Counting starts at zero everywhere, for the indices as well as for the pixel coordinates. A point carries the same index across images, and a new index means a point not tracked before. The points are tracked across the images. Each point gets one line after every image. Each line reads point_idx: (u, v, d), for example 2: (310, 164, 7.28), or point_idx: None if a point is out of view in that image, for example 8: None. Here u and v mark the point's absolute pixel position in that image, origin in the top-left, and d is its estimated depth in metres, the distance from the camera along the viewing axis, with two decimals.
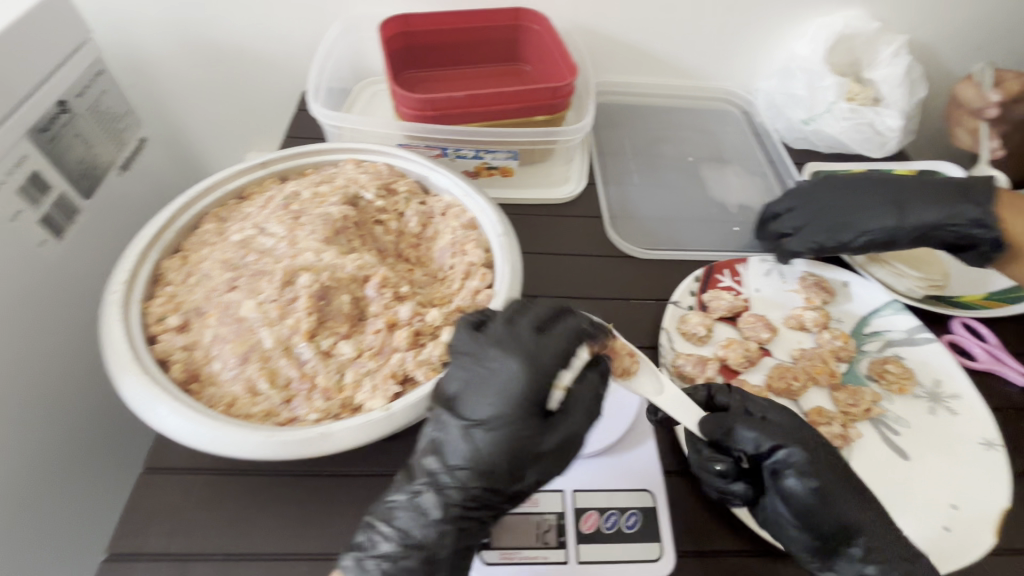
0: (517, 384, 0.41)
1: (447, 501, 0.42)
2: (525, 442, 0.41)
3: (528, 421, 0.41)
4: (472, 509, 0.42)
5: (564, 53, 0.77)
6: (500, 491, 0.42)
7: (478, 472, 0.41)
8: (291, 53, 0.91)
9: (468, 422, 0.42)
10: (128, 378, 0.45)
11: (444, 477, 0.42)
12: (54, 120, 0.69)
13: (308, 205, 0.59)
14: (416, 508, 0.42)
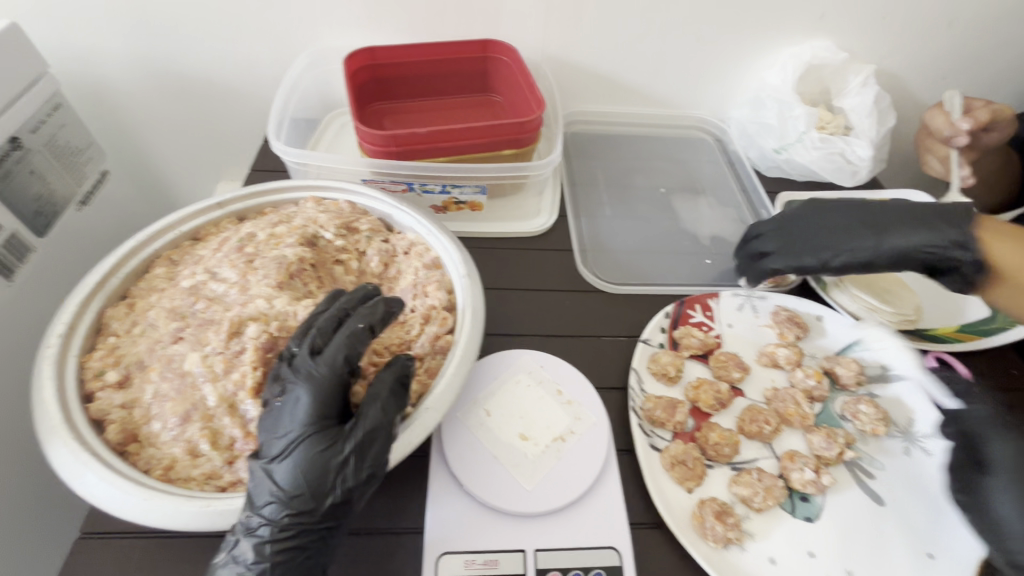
0: (303, 408, 0.43)
1: (263, 543, 0.40)
2: (309, 462, 0.42)
3: (314, 441, 0.42)
4: (288, 548, 0.41)
5: (531, 85, 0.76)
6: (311, 521, 0.41)
7: (284, 503, 0.41)
8: (259, 83, 0.90)
9: (269, 458, 0.42)
10: (57, 444, 0.42)
11: (253, 522, 0.41)
12: (6, 157, 0.67)
13: (264, 248, 0.57)
14: (234, 559, 0.41)
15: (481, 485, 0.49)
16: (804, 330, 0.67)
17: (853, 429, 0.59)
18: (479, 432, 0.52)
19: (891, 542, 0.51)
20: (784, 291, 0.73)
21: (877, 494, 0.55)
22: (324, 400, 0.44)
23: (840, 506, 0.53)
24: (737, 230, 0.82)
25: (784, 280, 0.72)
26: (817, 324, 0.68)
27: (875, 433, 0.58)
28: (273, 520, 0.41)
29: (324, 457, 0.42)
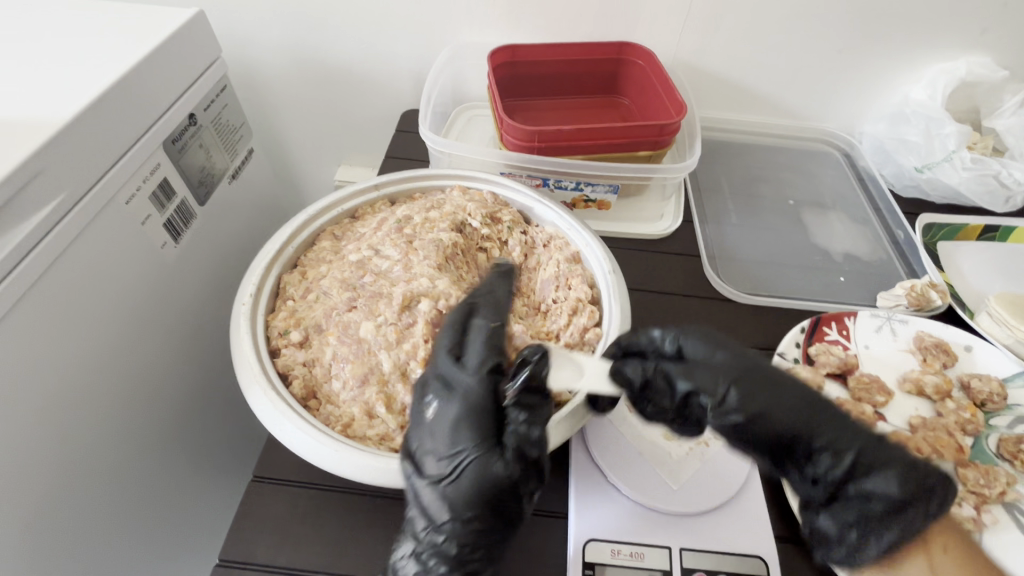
0: (462, 418, 0.42)
1: (446, 553, 0.41)
2: (475, 478, 0.41)
3: (476, 459, 0.41)
4: (472, 557, 0.42)
5: (669, 90, 0.76)
6: (488, 531, 0.42)
7: (461, 520, 0.41)
8: (394, 75, 0.95)
9: (429, 476, 0.42)
10: (257, 392, 0.47)
11: (436, 534, 0.42)
12: (184, 131, 0.74)
13: (420, 230, 0.60)
14: (418, 564, 0.42)
15: (628, 478, 0.50)
16: (952, 359, 0.63)
17: (1012, 469, 0.55)
18: (624, 426, 0.53)
19: None
20: (927, 316, 0.68)
21: None
22: (479, 411, 0.42)
23: (1000, 549, 0.50)
24: (871, 249, 0.79)
25: (928, 303, 0.68)
26: (966, 355, 0.64)
27: None
28: (453, 533, 0.41)
29: (490, 472, 0.41)
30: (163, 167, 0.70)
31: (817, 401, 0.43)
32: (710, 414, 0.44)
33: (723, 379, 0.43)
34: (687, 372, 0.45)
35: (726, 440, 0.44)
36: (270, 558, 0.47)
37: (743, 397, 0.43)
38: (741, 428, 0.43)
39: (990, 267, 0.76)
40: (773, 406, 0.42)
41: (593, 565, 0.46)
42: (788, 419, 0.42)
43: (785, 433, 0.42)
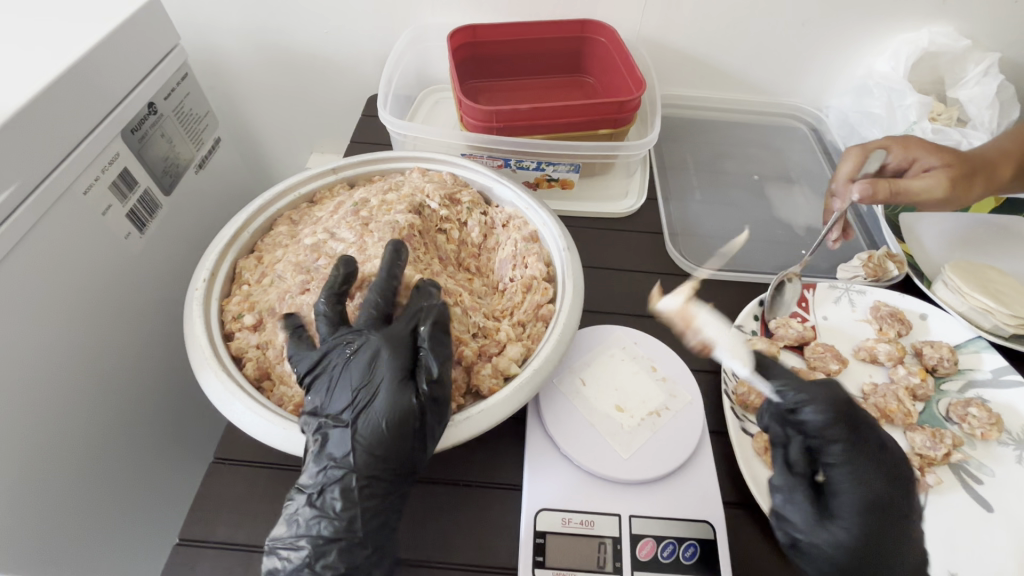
0: (377, 361, 0.46)
1: (348, 490, 0.42)
2: (378, 413, 0.44)
3: (385, 392, 0.45)
4: (369, 495, 0.43)
5: (630, 66, 0.76)
6: (381, 469, 0.43)
7: (359, 457, 0.43)
8: (359, 59, 0.94)
9: (332, 414, 0.45)
10: (208, 375, 0.47)
11: (333, 474, 0.43)
12: (144, 120, 0.73)
13: (377, 212, 0.61)
14: (316, 510, 0.42)
15: (578, 449, 0.51)
16: (906, 327, 0.64)
17: (959, 431, 0.57)
18: (575, 399, 0.54)
19: (1001, 551, 0.49)
20: (885, 286, 0.69)
21: (988, 502, 0.52)
22: (399, 355, 0.46)
23: (942, 507, 0.52)
24: None
25: (886, 274, 0.69)
26: (921, 323, 0.66)
27: (985, 438, 0.55)
28: (352, 471, 0.43)
29: (397, 406, 0.44)
30: (122, 157, 0.69)
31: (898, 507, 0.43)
32: (852, 506, 0.42)
33: (845, 426, 0.44)
34: (873, 464, 0.43)
35: (842, 527, 0.42)
36: (229, 536, 0.48)
37: (885, 511, 0.42)
38: (861, 532, 0.42)
39: (951, 237, 0.76)
40: (894, 538, 0.42)
41: (544, 532, 0.47)
42: (862, 484, 0.43)
43: (892, 567, 0.42)
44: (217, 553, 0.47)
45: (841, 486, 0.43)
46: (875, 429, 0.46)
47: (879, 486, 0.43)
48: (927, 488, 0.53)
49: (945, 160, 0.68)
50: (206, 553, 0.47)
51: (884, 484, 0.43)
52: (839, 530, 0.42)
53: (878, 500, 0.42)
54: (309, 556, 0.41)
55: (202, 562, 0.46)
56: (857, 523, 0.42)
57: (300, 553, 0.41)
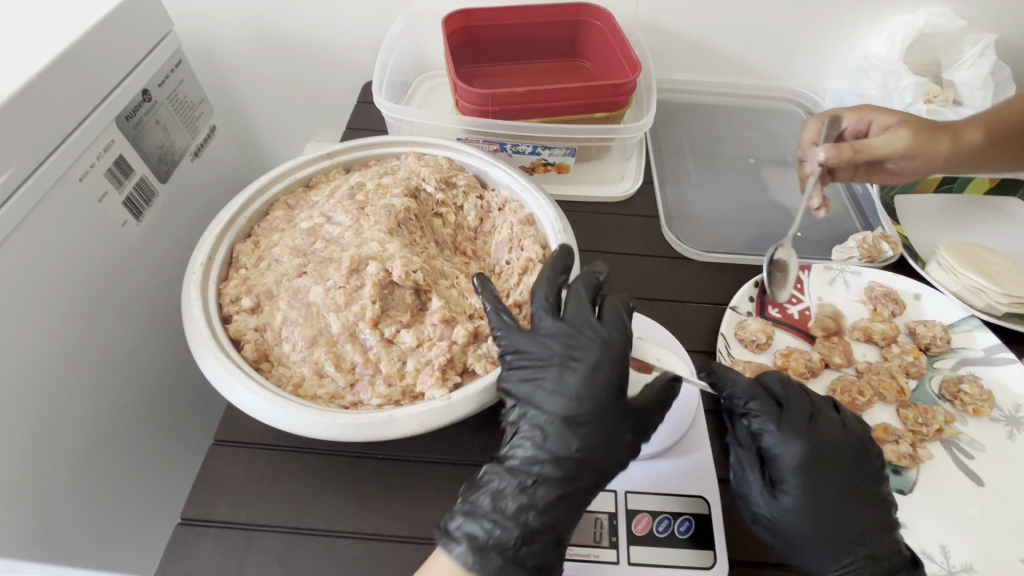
0: (601, 371, 0.47)
1: (526, 495, 0.44)
2: (570, 408, 0.46)
3: (598, 400, 0.46)
4: (574, 491, 0.45)
5: (626, 50, 0.76)
6: (600, 463, 0.46)
7: (585, 451, 0.45)
8: (354, 45, 0.94)
9: (550, 409, 0.46)
10: (207, 356, 0.48)
11: (548, 468, 0.45)
12: (139, 107, 0.73)
13: (373, 196, 0.61)
14: (524, 499, 0.44)
15: None
16: (901, 307, 0.64)
17: (951, 409, 0.57)
18: None
19: (990, 524, 0.50)
20: (879, 267, 0.70)
21: (978, 476, 0.53)
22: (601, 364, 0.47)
23: (932, 483, 0.52)
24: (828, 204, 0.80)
25: (880, 254, 0.69)
26: (915, 303, 0.66)
27: (977, 414, 0.56)
28: (574, 463, 0.45)
29: (615, 404, 0.47)
30: (118, 144, 0.69)
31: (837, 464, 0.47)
32: (788, 472, 0.46)
33: (765, 400, 0.48)
34: (801, 429, 0.48)
35: (782, 495, 0.46)
36: (230, 515, 0.48)
37: (821, 472, 0.46)
38: (799, 493, 0.46)
39: (946, 219, 0.76)
40: (834, 495, 0.46)
41: None
42: (796, 454, 0.47)
43: (835, 524, 0.45)
44: (219, 532, 0.48)
45: (776, 450, 0.47)
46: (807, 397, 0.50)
47: (810, 447, 0.47)
48: (919, 463, 0.53)
49: (902, 117, 0.70)
50: (208, 532, 0.48)
51: (819, 446, 0.47)
52: (782, 498, 0.46)
53: (811, 463, 0.46)
54: (518, 539, 0.43)
55: (204, 540, 0.47)
56: (794, 488, 0.46)
57: (508, 534, 0.43)
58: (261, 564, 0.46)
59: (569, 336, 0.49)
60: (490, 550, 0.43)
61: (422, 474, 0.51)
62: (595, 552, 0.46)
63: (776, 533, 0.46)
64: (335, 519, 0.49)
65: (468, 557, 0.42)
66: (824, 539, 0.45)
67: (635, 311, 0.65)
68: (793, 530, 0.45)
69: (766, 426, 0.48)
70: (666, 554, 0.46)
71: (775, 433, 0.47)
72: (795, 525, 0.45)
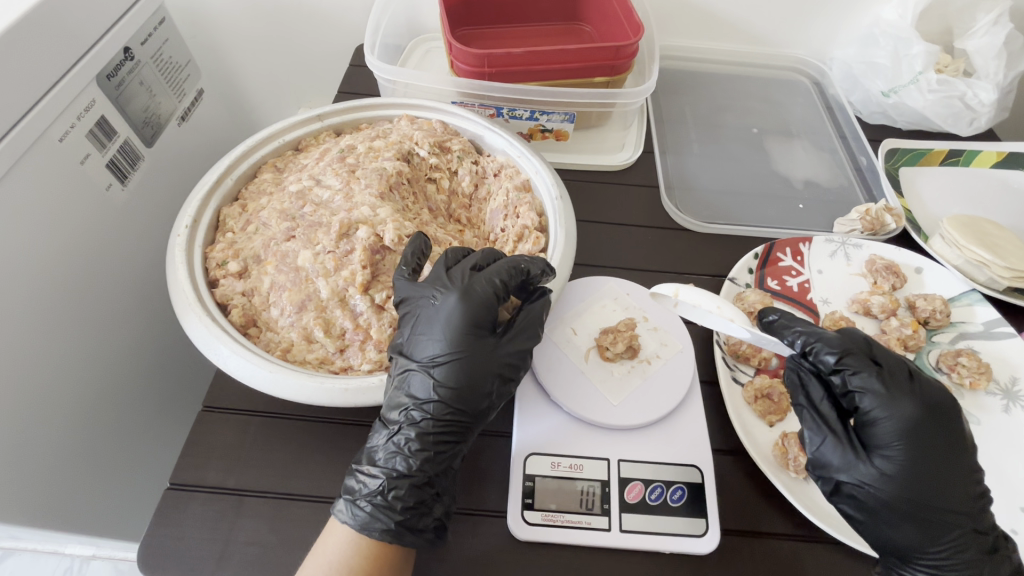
0: (456, 315, 0.45)
1: (417, 438, 0.44)
2: (449, 363, 0.45)
3: (466, 351, 0.45)
4: (440, 441, 0.44)
5: (629, 12, 0.72)
6: (457, 415, 0.45)
7: (442, 398, 0.44)
8: (346, 6, 0.90)
9: (413, 359, 0.45)
10: (192, 319, 0.47)
11: (414, 414, 0.44)
12: (120, 67, 0.70)
13: (364, 160, 0.59)
14: (393, 445, 0.44)
15: (569, 397, 0.51)
16: (901, 281, 0.63)
17: (948, 381, 0.57)
18: (567, 348, 0.54)
19: None
20: (882, 240, 0.69)
21: (972, 448, 0.53)
22: (472, 312, 0.46)
23: None
24: (832, 176, 0.78)
25: (882, 227, 0.68)
26: (915, 277, 0.65)
27: (973, 387, 0.56)
28: (428, 411, 0.44)
29: (478, 358, 0.45)
30: (98, 104, 0.66)
31: (948, 433, 0.43)
32: (889, 439, 0.43)
33: (860, 359, 0.45)
34: (907, 392, 0.44)
35: (882, 463, 0.43)
36: (219, 481, 0.48)
37: (927, 439, 0.43)
38: (900, 463, 0.43)
39: (950, 192, 0.75)
40: (937, 464, 0.42)
41: (533, 477, 0.47)
42: (897, 417, 0.43)
43: (936, 496, 0.42)
44: (208, 496, 0.47)
45: (878, 414, 0.44)
46: (905, 361, 0.46)
47: (918, 413, 0.43)
48: None
49: None
50: (197, 497, 0.47)
51: (924, 409, 0.43)
52: (879, 466, 0.43)
53: (916, 429, 0.43)
54: (383, 485, 0.42)
55: (193, 506, 0.47)
56: (894, 457, 0.43)
57: (376, 483, 0.43)
58: (250, 529, 0.46)
59: (472, 292, 0.46)
60: (362, 500, 0.42)
61: None
62: (587, 520, 0.46)
63: (866, 500, 0.43)
64: (326, 485, 0.48)
65: (344, 510, 0.42)
66: (924, 510, 0.42)
67: (614, 278, 0.61)
68: (887, 500, 0.42)
69: (867, 388, 0.44)
70: (658, 523, 0.46)
71: (874, 392, 0.44)
72: (895, 494, 0.42)
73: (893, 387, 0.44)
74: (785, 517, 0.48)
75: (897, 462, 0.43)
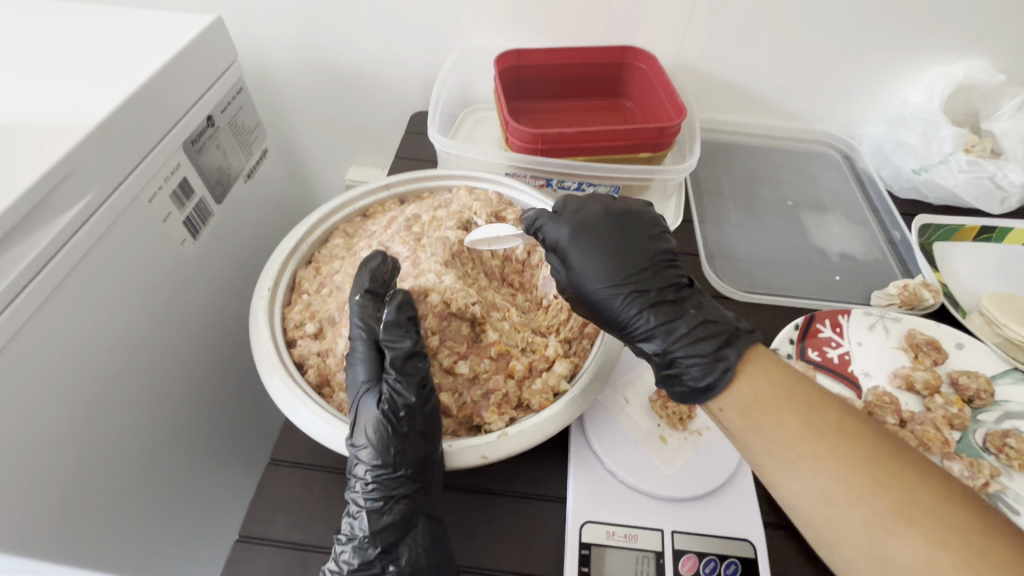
0: (362, 377, 0.50)
1: (371, 493, 0.48)
2: (372, 453, 0.48)
3: (375, 412, 0.48)
4: (391, 497, 0.48)
5: (670, 93, 0.78)
6: (401, 467, 0.48)
7: (376, 460, 0.48)
8: (404, 77, 0.98)
9: (354, 441, 0.48)
10: (274, 380, 0.50)
11: (360, 480, 0.48)
12: (202, 133, 0.77)
13: (428, 228, 0.63)
14: (354, 512, 0.48)
15: (623, 465, 0.52)
16: (942, 356, 0.64)
17: (996, 462, 0.57)
18: (619, 416, 0.56)
19: None
20: (920, 314, 0.70)
21: None
22: (370, 368, 0.51)
23: None
24: (867, 249, 0.81)
25: (921, 301, 0.69)
26: (957, 352, 0.66)
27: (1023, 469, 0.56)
28: (380, 471, 0.48)
29: (390, 421, 0.48)
30: (182, 168, 0.73)
31: (635, 268, 0.51)
32: (603, 286, 0.51)
33: (569, 223, 0.54)
34: (588, 230, 0.53)
35: (602, 276, 0.51)
36: (286, 535, 0.50)
37: (601, 236, 0.53)
38: (643, 304, 0.49)
39: (984, 269, 0.78)
40: (642, 288, 0.50)
41: (589, 544, 0.49)
42: (599, 262, 0.52)
43: (643, 310, 0.49)
44: (275, 551, 0.49)
45: (577, 267, 0.53)
46: (604, 218, 0.54)
47: (597, 242, 0.53)
48: None
49: None
50: (264, 551, 0.49)
51: (598, 217, 0.54)
52: (632, 299, 0.50)
53: (583, 222, 0.54)
54: (352, 552, 0.46)
55: (262, 558, 0.49)
56: (600, 283, 0.51)
57: (347, 554, 0.46)
58: None
59: (353, 355, 0.52)
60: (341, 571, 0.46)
61: (474, 505, 0.52)
62: None
63: (666, 333, 0.48)
64: None
65: None
66: (663, 326, 0.49)
67: None
68: (604, 261, 0.52)
69: (552, 224, 0.55)
70: None
71: (574, 241, 0.53)
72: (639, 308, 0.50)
73: (580, 230, 0.53)
74: None
75: (631, 297, 0.50)
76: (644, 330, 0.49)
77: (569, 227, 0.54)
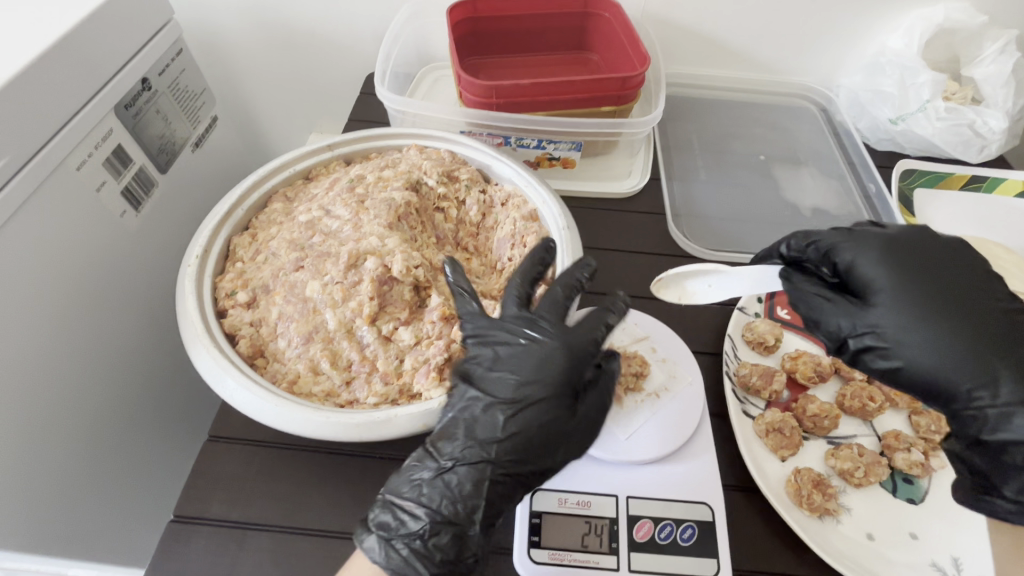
0: (558, 368, 0.43)
1: (481, 478, 0.41)
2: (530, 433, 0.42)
3: (551, 400, 0.43)
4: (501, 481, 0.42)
5: (634, 42, 0.73)
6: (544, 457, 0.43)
7: (517, 445, 0.42)
8: (358, 35, 0.92)
9: (496, 400, 0.43)
10: (200, 350, 0.47)
11: (471, 454, 0.42)
12: (137, 97, 0.71)
13: (373, 189, 0.59)
14: (440, 483, 0.41)
15: None
16: None
17: None
18: None
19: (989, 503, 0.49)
20: None
21: None
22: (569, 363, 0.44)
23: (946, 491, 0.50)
24: (841, 204, 0.77)
25: None
26: None
27: None
28: (503, 447, 0.42)
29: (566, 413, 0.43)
30: (115, 133, 0.67)
31: (942, 297, 0.44)
32: (879, 315, 0.45)
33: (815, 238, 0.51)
34: (885, 257, 0.47)
35: (912, 316, 0.44)
36: (222, 514, 0.48)
37: (917, 271, 0.46)
38: (898, 327, 0.44)
39: (963, 215, 0.75)
40: (960, 326, 0.43)
41: (540, 513, 0.47)
42: (923, 286, 0.45)
43: (952, 350, 0.42)
44: (209, 530, 0.47)
45: (859, 278, 0.47)
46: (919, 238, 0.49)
47: (896, 271, 0.46)
48: (930, 472, 0.51)
49: None
50: (198, 530, 0.47)
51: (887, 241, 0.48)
52: (920, 337, 0.43)
53: (893, 252, 0.47)
54: (423, 527, 0.40)
55: (196, 538, 0.46)
56: (935, 327, 0.43)
57: (417, 526, 0.40)
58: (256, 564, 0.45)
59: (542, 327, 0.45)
60: (397, 541, 0.40)
61: None
62: (595, 559, 0.45)
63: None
64: (328, 519, 0.48)
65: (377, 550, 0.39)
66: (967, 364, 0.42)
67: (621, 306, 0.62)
68: (916, 287, 0.45)
69: (856, 251, 0.48)
70: (668, 563, 0.45)
71: (847, 256, 0.48)
72: (974, 363, 0.42)
73: (880, 255, 0.47)
74: (798, 556, 0.47)
75: (898, 344, 0.44)
76: (878, 363, 0.45)
77: (876, 248, 0.48)
